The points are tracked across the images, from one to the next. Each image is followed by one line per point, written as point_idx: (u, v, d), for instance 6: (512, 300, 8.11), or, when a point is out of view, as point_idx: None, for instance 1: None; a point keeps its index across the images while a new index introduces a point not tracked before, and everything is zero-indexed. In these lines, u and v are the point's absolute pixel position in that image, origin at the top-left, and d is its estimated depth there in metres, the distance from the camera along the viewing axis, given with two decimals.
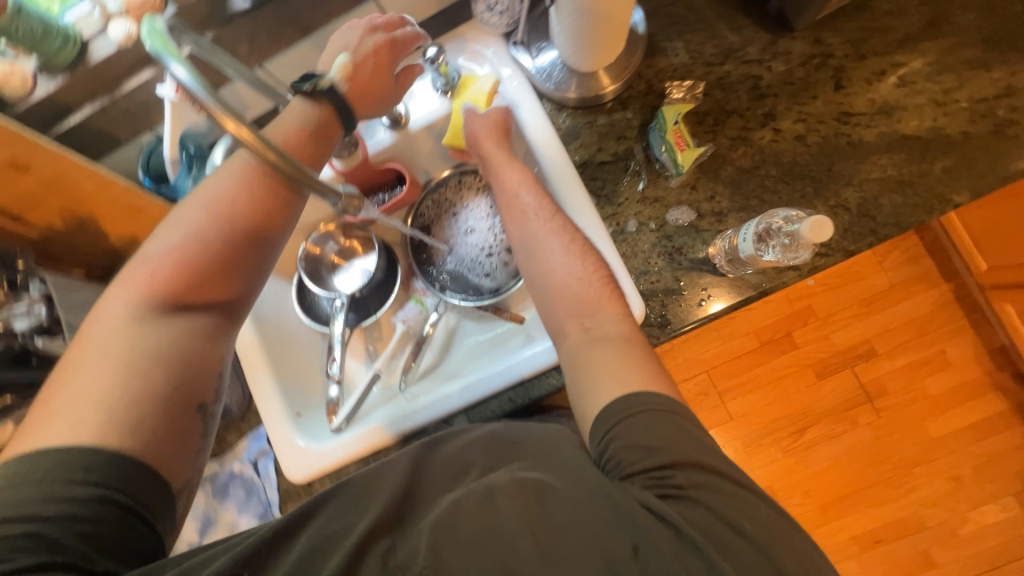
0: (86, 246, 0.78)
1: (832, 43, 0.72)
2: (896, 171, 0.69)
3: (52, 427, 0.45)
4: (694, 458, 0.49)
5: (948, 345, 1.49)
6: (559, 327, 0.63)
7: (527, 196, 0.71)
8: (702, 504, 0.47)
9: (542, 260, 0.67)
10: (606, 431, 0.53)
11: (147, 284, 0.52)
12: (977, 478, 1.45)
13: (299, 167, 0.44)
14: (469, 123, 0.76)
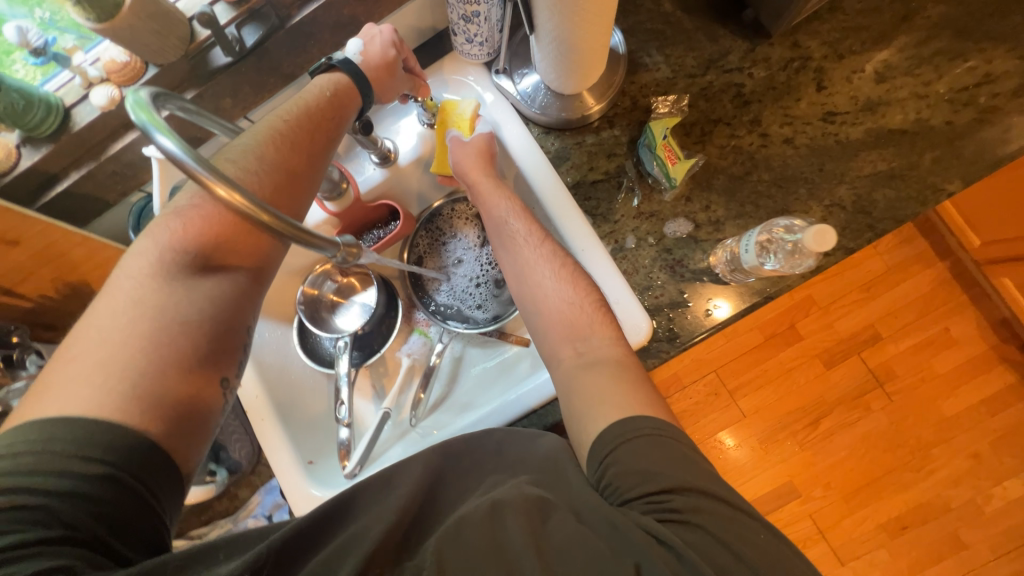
0: (82, 311, 0.77)
1: (810, 46, 0.73)
2: (886, 165, 0.70)
3: (64, 407, 0.43)
4: (694, 482, 0.47)
5: (951, 323, 1.50)
6: (553, 353, 0.64)
7: (516, 223, 0.73)
8: (703, 529, 0.44)
9: (534, 286, 0.68)
10: (602, 455, 0.52)
11: (162, 265, 0.52)
12: (996, 452, 1.44)
13: (297, 226, 0.43)
14: (454, 152, 0.76)
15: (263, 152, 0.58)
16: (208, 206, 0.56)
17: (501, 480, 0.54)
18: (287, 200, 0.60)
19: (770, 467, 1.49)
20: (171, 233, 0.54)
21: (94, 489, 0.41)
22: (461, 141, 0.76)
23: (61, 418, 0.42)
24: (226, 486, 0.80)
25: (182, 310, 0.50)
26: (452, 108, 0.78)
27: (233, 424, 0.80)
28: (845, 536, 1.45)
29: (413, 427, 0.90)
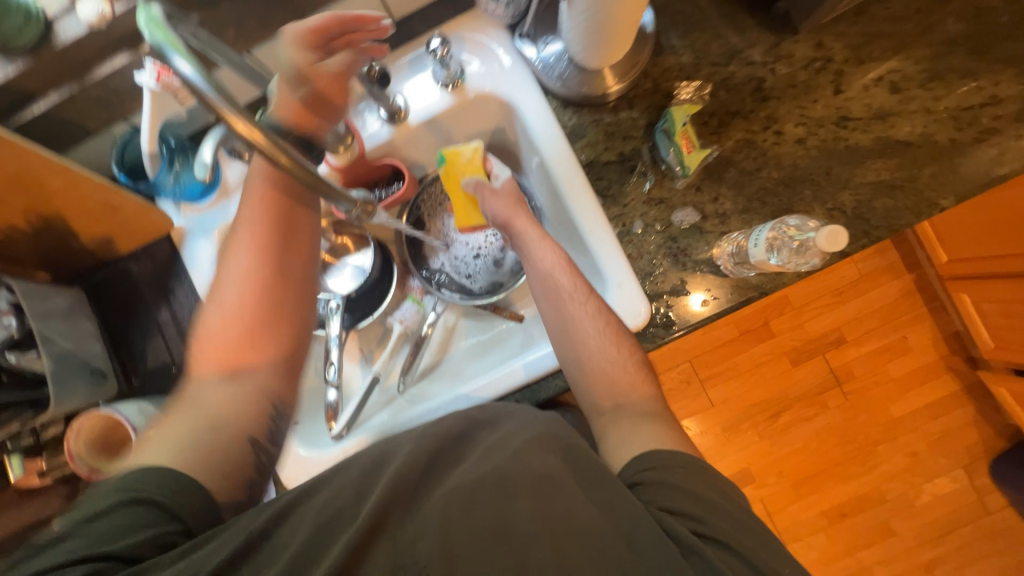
0: (54, 247, 0.72)
1: (833, 48, 0.74)
2: (888, 175, 0.72)
3: (161, 450, 0.57)
4: (722, 509, 0.51)
5: (909, 332, 1.59)
6: (593, 407, 0.65)
7: (562, 277, 0.69)
8: (725, 546, 0.49)
9: (577, 342, 0.66)
10: (644, 465, 0.54)
11: (219, 328, 0.64)
12: (932, 453, 1.55)
13: (314, 174, 0.42)
14: (487, 205, 0.76)
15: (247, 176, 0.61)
16: (244, 270, 0.65)
17: (503, 441, 0.55)
18: (289, 257, 0.67)
19: (730, 455, 1.58)
20: (224, 281, 0.66)
21: (156, 533, 0.52)
22: (484, 188, 0.76)
23: (154, 469, 0.55)
24: None
25: (250, 367, 0.64)
26: (456, 156, 0.79)
27: None
28: (789, 520, 1.56)
29: (400, 394, 0.90)
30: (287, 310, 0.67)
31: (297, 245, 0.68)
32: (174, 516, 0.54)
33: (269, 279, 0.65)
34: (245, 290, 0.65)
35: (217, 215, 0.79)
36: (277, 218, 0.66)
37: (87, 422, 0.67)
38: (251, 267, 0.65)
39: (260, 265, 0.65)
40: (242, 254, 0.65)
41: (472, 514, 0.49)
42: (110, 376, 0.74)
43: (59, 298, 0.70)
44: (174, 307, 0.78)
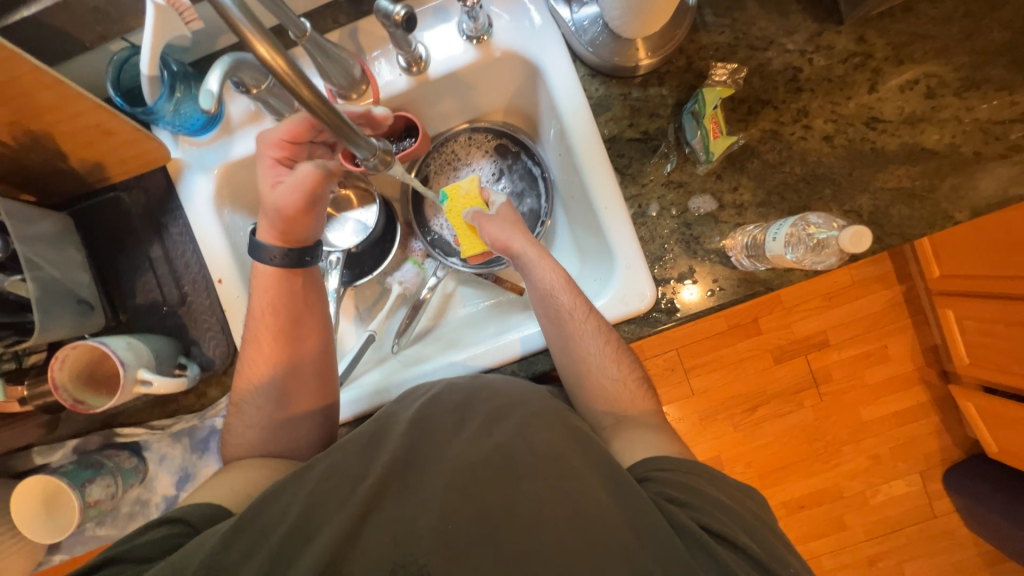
0: (41, 168, 0.68)
1: (875, 44, 0.72)
2: (910, 183, 0.71)
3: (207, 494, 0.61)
4: (732, 510, 0.53)
5: (891, 341, 1.62)
6: (596, 420, 0.68)
7: (563, 296, 0.68)
8: (731, 544, 0.49)
9: (578, 359, 0.67)
10: (654, 466, 0.57)
11: (252, 381, 0.70)
12: (893, 456, 1.62)
13: (339, 117, 0.40)
14: (485, 230, 0.74)
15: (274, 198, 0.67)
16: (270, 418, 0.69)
17: (501, 412, 0.60)
18: (307, 350, 0.71)
19: (704, 442, 1.63)
20: (249, 332, 0.71)
21: (164, 533, 0.55)
22: (483, 216, 0.76)
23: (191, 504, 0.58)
24: (195, 383, 0.75)
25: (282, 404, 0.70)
26: (455, 193, 0.82)
27: (207, 321, 0.75)
28: None
29: (392, 354, 0.88)
30: (307, 346, 0.72)
31: (311, 314, 0.72)
32: (177, 517, 0.56)
33: (285, 317, 0.70)
34: (264, 378, 0.69)
35: (217, 152, 0.75)
36: (287, 304, 0.70)
37: (73, 353, 0.64)
38: (270, 319, 0.69)
39: (276, 314, 0.70)
40: (260, 313, 0.70)
41: (476, 490, 0.53)
42: (97, 309, 0.72)
43: (48, 222, 0.67)
44: (167, 244, 0.75)
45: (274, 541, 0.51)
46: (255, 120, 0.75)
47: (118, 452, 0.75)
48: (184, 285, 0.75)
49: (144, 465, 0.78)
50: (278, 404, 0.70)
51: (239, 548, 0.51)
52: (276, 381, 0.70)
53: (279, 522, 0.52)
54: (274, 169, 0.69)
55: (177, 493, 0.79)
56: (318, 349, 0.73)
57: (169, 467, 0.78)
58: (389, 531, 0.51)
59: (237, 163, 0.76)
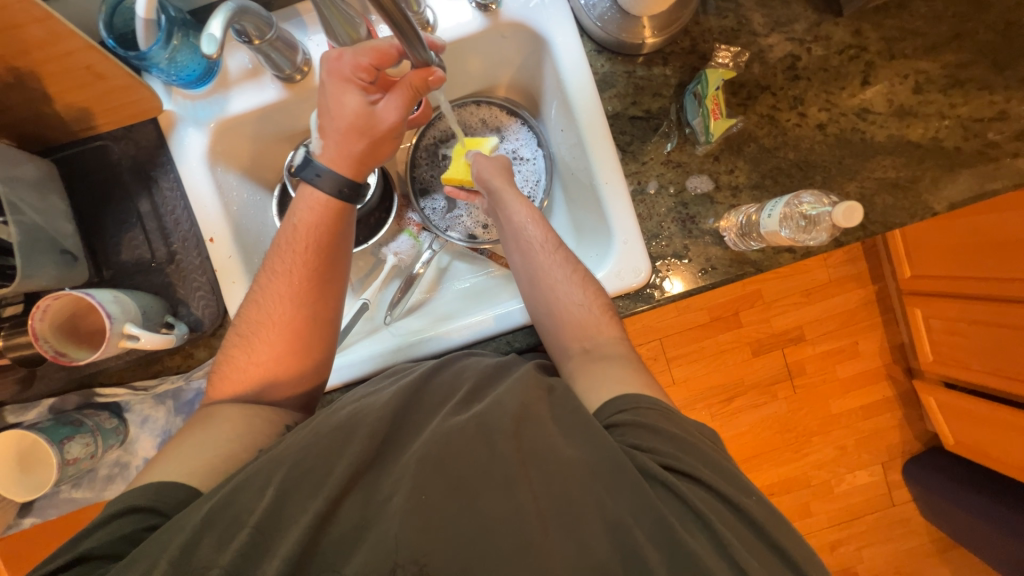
0: (24, 112, 0.64)
1: (869, 37, 0.74)
2: (894, 173, 0.74)
3: (169, 461, 0.56)
4: (693, 446, 0.53)
5: (862, 338, 1.68)
6: (562, 350, 0.67)
7: (533, 230, 0.72)
8: (698, 482, 0.50)
9: (547, 287, 0.68)
10: (618, 408, 0.56)
11: (278, 322, 0.64)
12: (858, 448, 1.70)
13: (404, 16, 0.45)
14: (476, 164, 0.78)
15: (357, 120, 0.62)
16: (271, 361, 0.64)
17: (498, 382, 0.60)
18: (330, 283, 0.67)
19: None
20: (275, 261, 0.66)
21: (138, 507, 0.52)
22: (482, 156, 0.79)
23: (163, 476, 0.54)
24: (182, 343, 0.73)
25: (287, 353, 0.65)
26: (480, 143, 0.83)
27: (197, 280, 0.73)
28: None
29: (385, 325, 0.86)
30: (333, 287, 0.67)
31: (342, 263, 0.68)
32: (147, 503, 0.52)
33: (314, 252, 0.65)
34: (282, 310, 0.64)
35: (212, 106, 0.73)
36: (326, 242, 0.66)
37: (55, 304, 0.62)
38: (300, 254, 0.65)
39: (306, 247, 0.65)
40: (295, 242, 0.65)
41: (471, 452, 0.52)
42: (80, 262, 0.69)
43: (29, 168, 0.64)
44: (156, 199, 0.73)
45: (267, 498, 0.50)
46: (253, 77, 0.73)
47: (98, 412, 0.73)
48: (173, 242, 0.73)
49: (124, 427, 0.75)
50: (289, 339, 0.65)
51: (228, 507, 0.49)
52: (292, 318, 0.64)
53: (265, 482, 0.51)
54: (361, 96, 0.62)
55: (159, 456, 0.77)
56: (336, 303, 0.68)
57: (151, 429, 0.76)
58: (385, 488, 0.51)
59: (233, 120, 0.74)
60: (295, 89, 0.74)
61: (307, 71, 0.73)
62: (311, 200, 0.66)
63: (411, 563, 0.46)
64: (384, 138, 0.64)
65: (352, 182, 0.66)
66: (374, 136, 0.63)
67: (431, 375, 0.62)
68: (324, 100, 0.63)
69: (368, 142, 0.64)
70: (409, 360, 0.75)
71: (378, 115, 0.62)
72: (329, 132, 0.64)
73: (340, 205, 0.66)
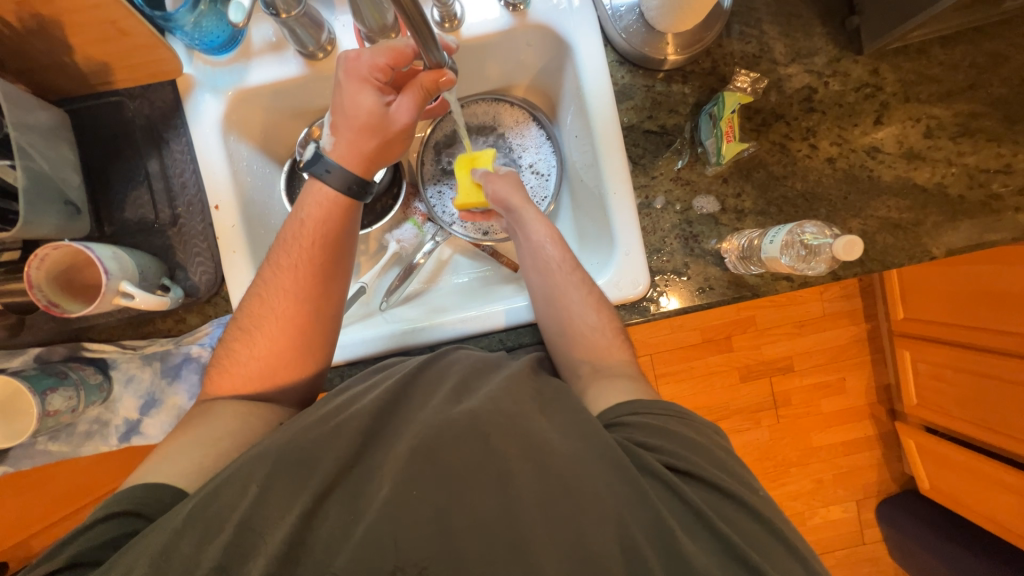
0: (43, 60, 0.64)
1: (887, 78, 0.75)
2: (897, 215, 0.75)
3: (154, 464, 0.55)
4: (700, 447, 0.54)
5: (849, 374, 1.69)
6: (572, 366, 0.67)
7: (551, 250, 0.72)
8: (700, 481, 0.51)
9: (561, 307, 0.68)
10: (626, 410, 0.57)
11: (284, 318, 0.64)
12: (835, 482, 1.70)
13: (416, 8, 0.44)
14: (491, 184, 0.77)
15: (370, 117, 0.63)
16: (265, 355, 0.64)
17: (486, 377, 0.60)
18: (332, 282, 0.66)
19: None
20: (282, 251, 0.65)
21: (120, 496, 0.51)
22: (492, 174, 0.79)
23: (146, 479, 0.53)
24: (176, 307, 0.73)
25: (281, 343, 0.64)
26: (481, 158, 0.82)
27: (198, 246, 0.74)
28: None
29: (380, 311, 0.86)
30: (338, 281, 0.67)
31: (346, 258, 0.68)
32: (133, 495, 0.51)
33: (319, 249, 0.65)
34: (285, 305, 0.64)
35: (231, 75, 0.73)
36: (334, 239, 0.66)
37: (54, 254, 0.63)
38: (308, 248, 0.65)
39: (311, 241, 0.65)
40: (304, 238, 0.65)
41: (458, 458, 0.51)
42: (83, 215, 0.69)
43: (42, 117, 0.64)
44: (166, 160, 0.74)
45: (246, 484, 0.49)
46: (276, 51, 0.73)
47: (84, 366, 0.72)
48: (177, 206, 0.74)
49: (108, 384, 0.75)
50: (291, 337, 0.64)
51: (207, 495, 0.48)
52: (292, 314, 0.64)
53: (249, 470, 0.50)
54: (375, 95, 0.62)
55: (140, 418, 0.77)
56: (337, 296, 0.68)
57: (135, 390, 0.76)
58: (366, 480, 0.50)
59: (251, 91, 0.74)
60: (315, 67, 0.74)
61: (330, 50, 0.74)
62: (314, 194, 0.66)
63: (411, 565, 0.45)
64: (396, 137, 0.65)
65: (361, 179, 0.66)
66: (385, 135, 0.64)
67: (422, 365, 0.62)
68: (338, 98, 0.64)
69: (380, 140, 0.64)
70: (401, 348, 0.75)
71: (391, 116, 0.63)
72: (341, 130, 0.64)
73: (347, 199, 0.66)
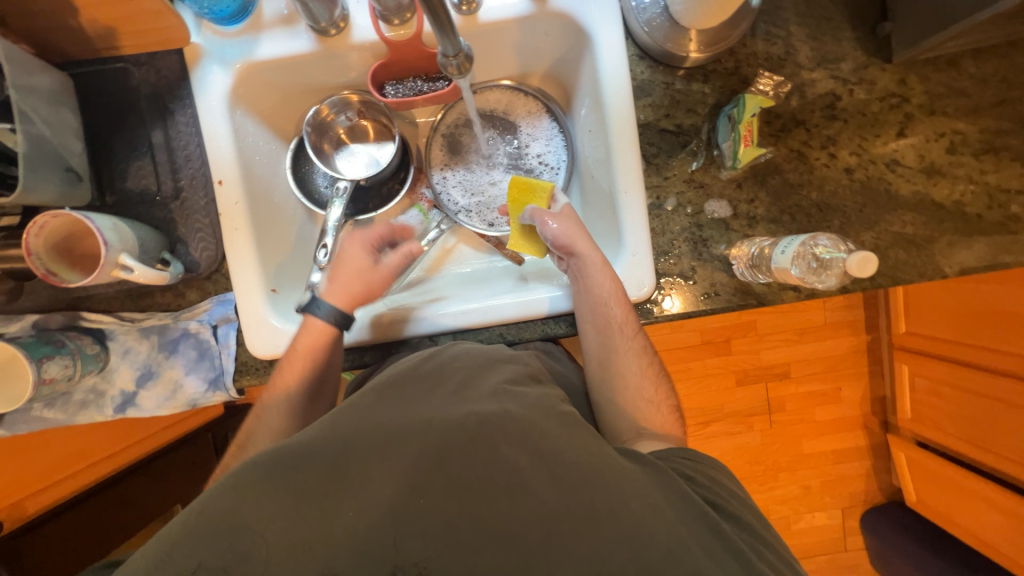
0: (47, 21, 0.62)
1: (913, 89, 0.73)
2: (912, 231, 0.73)
3: None
4: (740, 496, 0.55)
5: (845, 385, 1.69)
6: (616, 432, 0.68)
7: (616, 309, 0.69)
8: (741, 525, 0.51)
9: (619, 377, 0.70)
10: (677, 451, 0.58)
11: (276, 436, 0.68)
12: (821, 490, 1.71)
13: None
14: (552, 227, 0.72)
15: (362, 267, 0.74)
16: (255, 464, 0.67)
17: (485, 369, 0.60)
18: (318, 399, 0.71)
19: None
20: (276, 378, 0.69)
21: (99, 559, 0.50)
22: (541, 210, 0.75)
23: None
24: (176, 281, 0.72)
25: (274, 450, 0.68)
26: (532, 188, 0.78)
27: (200, 221, 0.73)
28: None
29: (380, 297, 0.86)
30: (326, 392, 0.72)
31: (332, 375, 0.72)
32: None
33: (308, 376, 0.69)
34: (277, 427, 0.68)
35: (240, 47, 0.71)
36: (322, 366, 0.70)
37: (53, 222, 0.62)
38: (297, 376, 0.68)
39: (302, 370, 0.69)
40: (295, 367, 0.69)
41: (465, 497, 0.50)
42: (84, 183, 0.68)
43: (44, 79, 0.62)
44: (170, 131, 0.72)
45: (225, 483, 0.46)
46: (287, 24, 0.71)
47: (81, 335, 0.72)
48: (180, 179, 0.73)
49: (105, 355, 0.75)
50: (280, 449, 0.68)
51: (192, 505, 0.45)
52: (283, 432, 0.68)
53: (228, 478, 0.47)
54: (370, 255, 0.75)
55: (136, 390, 0.76)
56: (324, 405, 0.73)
57: (131, 362, 0.75)
58: None
59: (260, 64, 0.72)
60: (327, 43, 0.72)
61: (343, 27, 0.72)
62: (307, 327, 0.70)
63: (411, 565, 0.43)
64: (379, 286, 0.74)
65: (347, 315, 0.71)
66: (372, 283, 0.74)
67: (422, 360, 0.61)
68: (337, 256, 0.75)
69: (368, 288, 0.73)
70: (400, 336, 0.74)
71: (380, 270, 0.75)
72: (336, 277, 0.73)
73: (332, 332, 0.70)
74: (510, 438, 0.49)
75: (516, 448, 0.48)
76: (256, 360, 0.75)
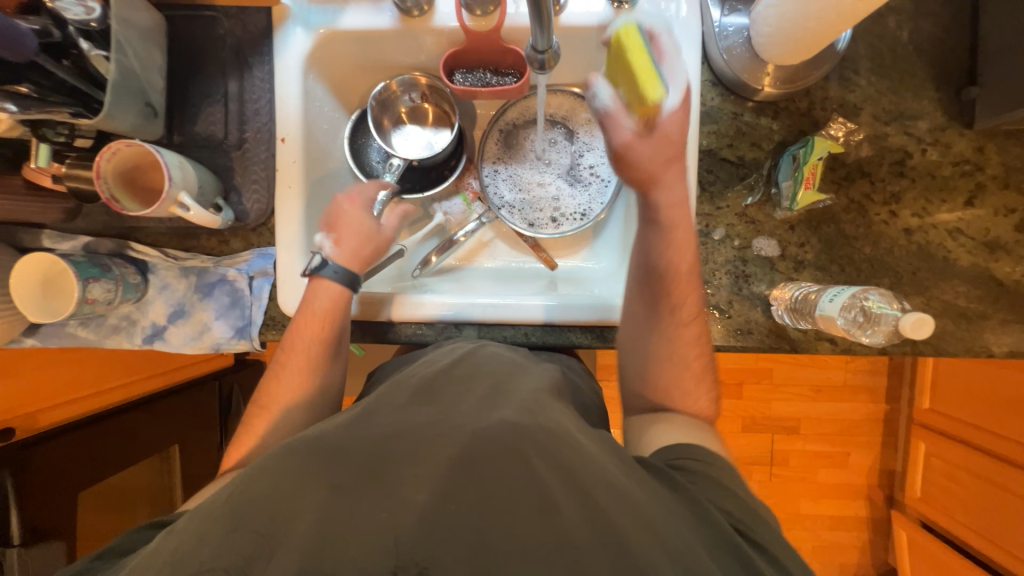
0: None
1: (989, 159, 0.71)
2: (964, 303, 0.71)
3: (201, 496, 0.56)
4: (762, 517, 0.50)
5: (854, 451, 1.63)
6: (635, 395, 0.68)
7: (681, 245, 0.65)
8: (762, 548, 0.46)
9: (659, 327, 0.66)
10: (685, 455, 0.55)
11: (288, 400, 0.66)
12: (811, 554, 1.66)
13: None
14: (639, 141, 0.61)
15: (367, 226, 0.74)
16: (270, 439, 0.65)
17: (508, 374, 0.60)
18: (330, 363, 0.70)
19: None
20: (290, 336, 0.69)
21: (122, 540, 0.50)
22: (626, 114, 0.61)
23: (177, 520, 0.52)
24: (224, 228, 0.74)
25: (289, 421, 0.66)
26: (635, 48, 0.54)
27: (257, 174, 0.75)
28: None
29: (412, 278, 0.87)
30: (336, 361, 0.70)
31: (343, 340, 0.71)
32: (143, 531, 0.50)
33: (319, 333, 0.69)
34: (286, 390, 0.67)
35: (326, 14, 0.73)
36: (333, 326, 0.70)
37: (126, 149, 0.64)
38: (308, 330, 0.69)
39: (313, 324, 0.69)
40: (307, 322, 0.69)
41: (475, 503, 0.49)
42: (159, 119, 0.71)
43: (143, 16, 0.65)
44: (245, 84, 0.75)
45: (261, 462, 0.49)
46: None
47: (126, 264, 0.74)
48: (246, 130, 0.75)
49: (144, 287, 0.77)
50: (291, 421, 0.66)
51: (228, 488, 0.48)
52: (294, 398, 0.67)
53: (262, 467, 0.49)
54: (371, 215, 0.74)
55: (165, 325, 0.78)
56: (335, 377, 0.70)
57: (167, 298, 0.77)
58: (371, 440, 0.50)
59: (341, 33, 0.74)
60: (408, 23, 0.74)
61: (426, 10, 0.73)
62: (316, 280, 0.71)
63: (411, 565, 0.40)
64: (383, 246, 0.75)
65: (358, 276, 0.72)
66: (377, 242, 0.74)
67: (450, 365, 0.61)
68: (336, 217, 0.73)
69: (375, 250, 0.74)
70: (428, 318, 0.75)
71: (382, 231, 0.75)
72: (341, 238, 0.72)
73: (344, 291, 0.71)
74: (529, 436, 0.49)
75: (534, 448, 0.48)
76: (285, 317, 0.76)
